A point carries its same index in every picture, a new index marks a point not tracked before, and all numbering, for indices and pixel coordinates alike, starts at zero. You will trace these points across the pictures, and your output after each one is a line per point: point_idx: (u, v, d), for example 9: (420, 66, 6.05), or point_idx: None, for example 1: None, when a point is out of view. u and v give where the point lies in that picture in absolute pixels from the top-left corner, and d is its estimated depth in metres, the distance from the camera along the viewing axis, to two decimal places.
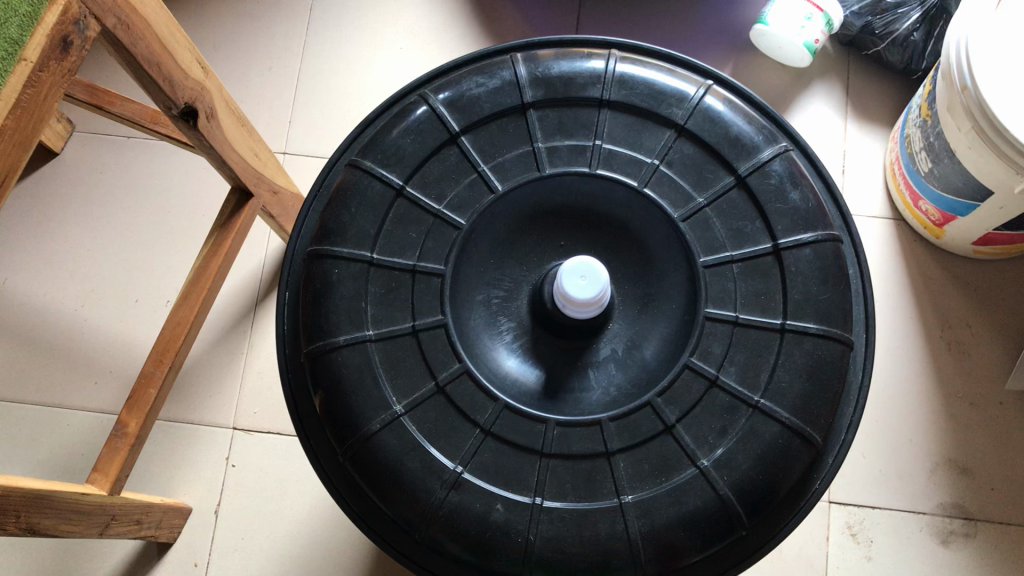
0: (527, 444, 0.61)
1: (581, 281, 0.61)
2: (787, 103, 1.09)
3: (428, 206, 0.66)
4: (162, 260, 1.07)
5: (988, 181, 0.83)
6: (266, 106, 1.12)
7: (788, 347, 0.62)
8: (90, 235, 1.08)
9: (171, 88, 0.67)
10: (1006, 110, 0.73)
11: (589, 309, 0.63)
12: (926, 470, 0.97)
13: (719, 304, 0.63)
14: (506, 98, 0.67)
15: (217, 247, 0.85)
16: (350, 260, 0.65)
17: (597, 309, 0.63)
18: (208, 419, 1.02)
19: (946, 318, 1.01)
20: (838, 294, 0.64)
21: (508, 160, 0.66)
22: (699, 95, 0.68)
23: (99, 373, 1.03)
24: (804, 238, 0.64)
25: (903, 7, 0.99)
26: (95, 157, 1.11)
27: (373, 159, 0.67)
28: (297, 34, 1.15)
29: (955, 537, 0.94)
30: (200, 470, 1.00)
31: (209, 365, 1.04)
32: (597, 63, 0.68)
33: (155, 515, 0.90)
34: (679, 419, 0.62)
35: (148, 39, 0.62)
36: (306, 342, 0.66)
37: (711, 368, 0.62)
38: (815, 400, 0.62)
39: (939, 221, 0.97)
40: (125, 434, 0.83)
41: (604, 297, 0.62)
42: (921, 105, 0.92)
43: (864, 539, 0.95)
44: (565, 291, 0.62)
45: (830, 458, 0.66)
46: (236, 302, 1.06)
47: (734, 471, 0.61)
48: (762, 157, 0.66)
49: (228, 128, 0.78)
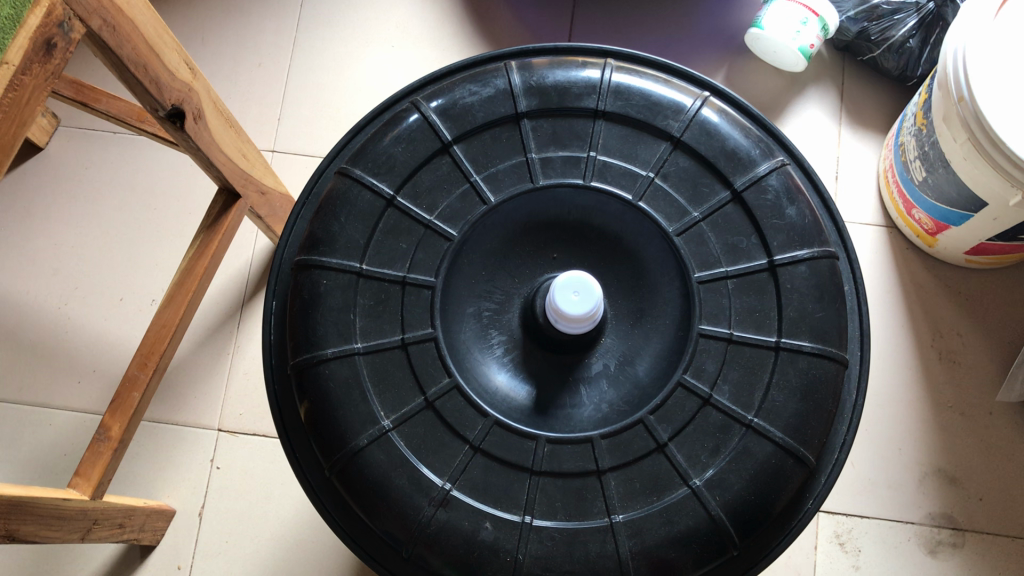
0: (517, 462, 0.60)
1: (579, 298, 0.60)
2: (781, 107, 1.08)
3: (419, 216, 0.64)
4: (148, 258, 1.06)
5: (983, 193, 0.82)
6: (254, 102, 1.11)
7: (783, 365, 0.62)
8: (75, 231, 1.07)
9: (158, 90, 0.66)
10: (1003, 122, 0.72)
11: (583, 321, 0.61)
12: (914, 480, 0.96)
13: (714, 321, 0.62)
14: (498, 107, 0.66)
15: (204, 249, 0.84)
16: (339, 271, 0.64)
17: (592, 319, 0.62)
18: (192, 420, 1.00)
19: (936, 327, 1.01)
20: (833, 311, 0.64)
21: (502, 171, 0.65)
22: (696, 106, 0.67)
23: (83, 372, 1.01)
24: (800, 255, 0.63)
25: (898, 14, 0.98)
26: (80, 153, 1.09)
27: (363, 167, 0.66)
28: (288, 29, 1.13)
29: (942, 547, 0.94)
30: (186, 471, 0.99)
31: (194, 366, 1.02)
32: (593, 72, 0.67)
33: (138, 518, 0.89)
34: (672, 437, 0.61)
35: (134, 41, 0.61)
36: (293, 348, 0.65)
37: (704, 386, 0.61)
38: (809, 419, 0.61)
39: (932, 229, 0.97)
40: (108, 438, 0.81)
41: (596, 312, 0.61)
42: (916, 113, 0.92)
43: (851, 549, 0.95)
44: (565, 309, 0.61)
45: (823, 478, 0.65)
46: (222, 302, 1.05)
47: (726, 491, 0.60)
48: (758, 171, 0.65)
49: (216, 128, 0.76)
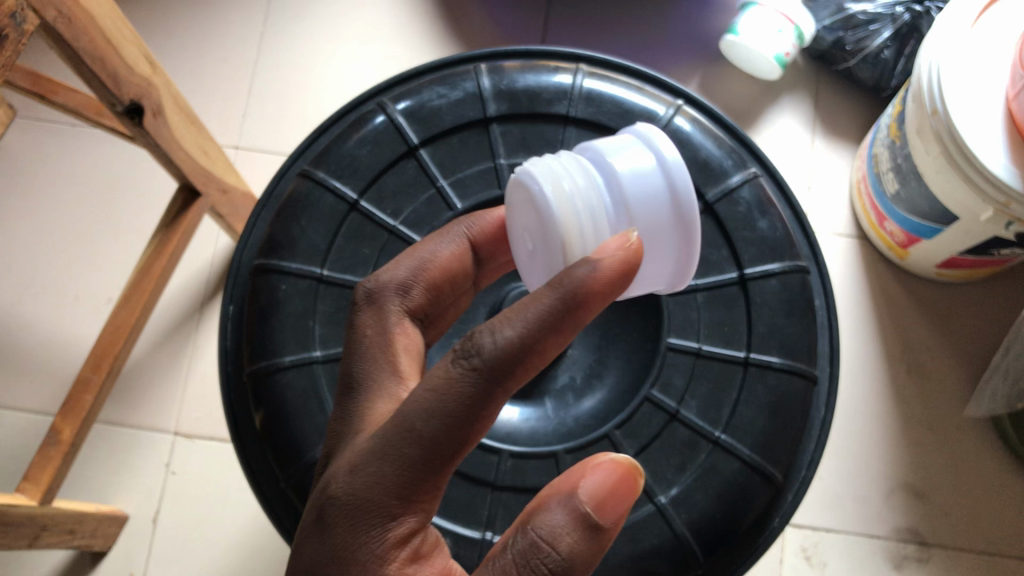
0: (480, 477, 0.59)
1: (563, 161, 0.44)
2: (754, 116, 1.07)
3: (383, 221, 0.63)
4: (105, 255, 1.03)
5: (955, 207, 0.80)
6: (219, 98, 1.08)
7: (752, 381, 0.61)
8: (32, 226, 1.04)
9: (116, 84, 0.63)
10: (976, 137, 0.71)
11: (583, 231, 0.41)
12: (881, 494, 0.95)
13: (682, 334, 0.61)
14: (467, 111, 0.65)
15: (162, 248, 0.82)
16: (298, 276, 0.62)
17: (614, 214, 0.42)
18: (148, 423, 0.97)
19: (906, 340, 0.99)
20: (804, 326, 0.62)
21: (469, 176, 0.64)
22: (668, 115, 0.66)
23: (36, 371, 0.98)
24: (771, 269, 0.62)
25: (874, 24, 0.97)
26: (37, 146, 1.07)
27: (326, 169, 0.64)
28: (255, 24, 1.11)
29: (908, 562, 0.92)
30: (141, 475, 0.96)
31: (152, 367, 0.99)
32: (564, 78, 0.66)
33: (89, 524, 0.86)
34: (638, 453, 0.59)
35: (90, 33, 0.58)
36: (477, 228, 0.52)
37: (672, 401, 0.60)
38: (777, 436, 0.60)
39: (903, 242, 0.95)
40: (59, 441, 0.77)
41: (539, 197, 0.42)
42: (890, 124, 0.90)
43: (817, 563, 0.93)
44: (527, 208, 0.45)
45: (790, 496, 0.63)
46: (181, 302, 1.02)
47: (693, 509, 0.59)
48: (730, 182, 0.64)
49: (176, 124, 0.74)
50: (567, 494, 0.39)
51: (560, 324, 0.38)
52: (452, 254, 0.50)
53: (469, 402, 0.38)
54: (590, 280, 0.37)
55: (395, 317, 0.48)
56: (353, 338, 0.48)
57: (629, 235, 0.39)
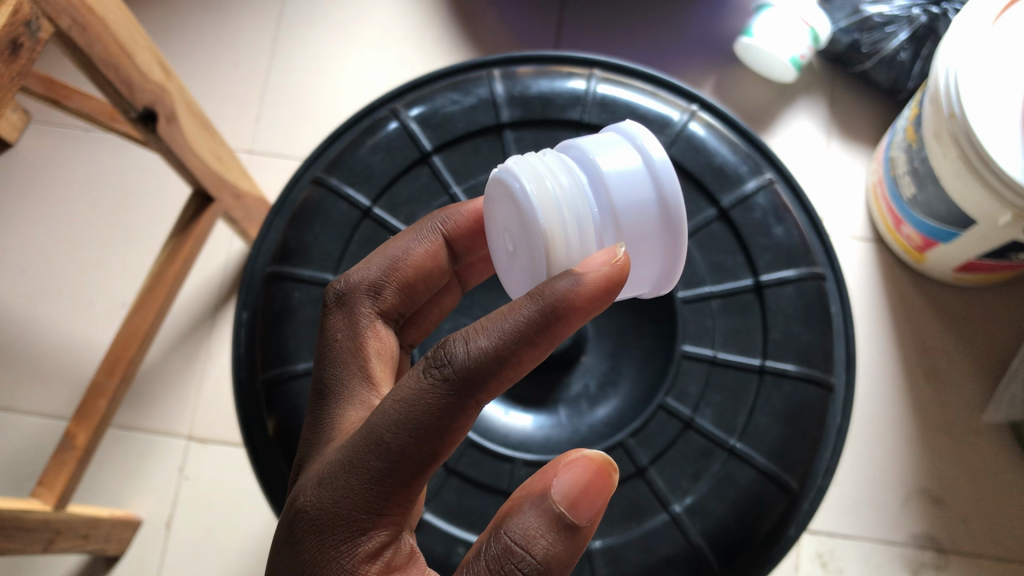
0: (493, 485, 0.59)
1: (548, 161, 0.41)
2: (769, 119, 1.07)
3: (396, 228, 0.63)
4: (120, 259, 1.03)
5: (973, 212, 0.80)
6: (233, 102, 1.08)
7: (767, 390, 0.60)
8: (47, 231, 1.04)
9: (129, 91, 0.63)
10: (994, 141, 0.70)
11: (568, 238, 0.39)
12: (898, 500, 0.94)
13: (697, 342, 0.61)
14: (480, 117, 0.64)
15: (176, 254, 0.83)
16: (312, 284, 0.62)
17: (601, 220, 0.39)
18: (162, 428, 0.97)
19: (923, 345, 0.98)
20: (820, 333, 0.62)
21: (482, 183, 0.63)
22: (683, 121, 0.65)
23: (51, 375, 0.98)
24: (786, 276, 0.62)
25: (891, 26, 0.96)
26: (52, 151, 1.07)
27: (340, 176, 0.64)
28: (268, 28, 1.11)
29: (925, 569, 0.91)
30: (156, 480, 0.96)
31: (166, 371, 0.99)
32: (578, 83, 0.66)
33: (103, 528, 0.86)
34: (652, 461, 0.59)
35: (104, 40, 0.58)
36: (453, 223, 0.51)
37: (687, 409, 0.60)
38: (793, 444, 0.60)
39: (920, 246, 0.95)
40: (74, 446, 0.78)
41: (522, 197, 0.39)
42: (907, 127, 0.90)
43: (833, 569, 0.92)
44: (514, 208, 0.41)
45: (807, 505, 0.62)
46: (194, 307, 1.02)
47: (708, 518, 0.58)
48: (746, 188, 0.64)
49: (189, 130, 0.74)
50: (541, 485, 0.37)
51: (535, 333, 0.36)
52: (425, 251, 0.49)
53: (437, 413, 0.36)
54: (572, 292, 0.36)
55: (367, 319, 0.47)
56: (324, 342, 0.47)
57: (616, 250, 0.37)
